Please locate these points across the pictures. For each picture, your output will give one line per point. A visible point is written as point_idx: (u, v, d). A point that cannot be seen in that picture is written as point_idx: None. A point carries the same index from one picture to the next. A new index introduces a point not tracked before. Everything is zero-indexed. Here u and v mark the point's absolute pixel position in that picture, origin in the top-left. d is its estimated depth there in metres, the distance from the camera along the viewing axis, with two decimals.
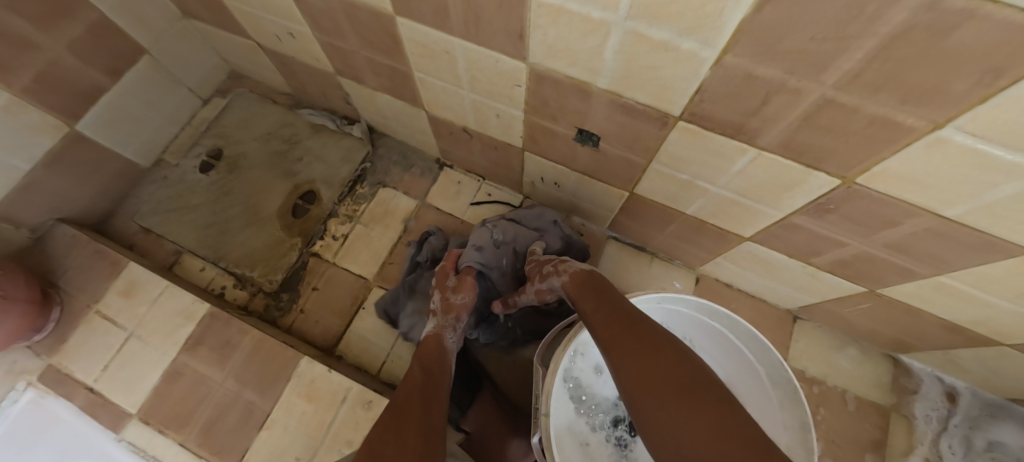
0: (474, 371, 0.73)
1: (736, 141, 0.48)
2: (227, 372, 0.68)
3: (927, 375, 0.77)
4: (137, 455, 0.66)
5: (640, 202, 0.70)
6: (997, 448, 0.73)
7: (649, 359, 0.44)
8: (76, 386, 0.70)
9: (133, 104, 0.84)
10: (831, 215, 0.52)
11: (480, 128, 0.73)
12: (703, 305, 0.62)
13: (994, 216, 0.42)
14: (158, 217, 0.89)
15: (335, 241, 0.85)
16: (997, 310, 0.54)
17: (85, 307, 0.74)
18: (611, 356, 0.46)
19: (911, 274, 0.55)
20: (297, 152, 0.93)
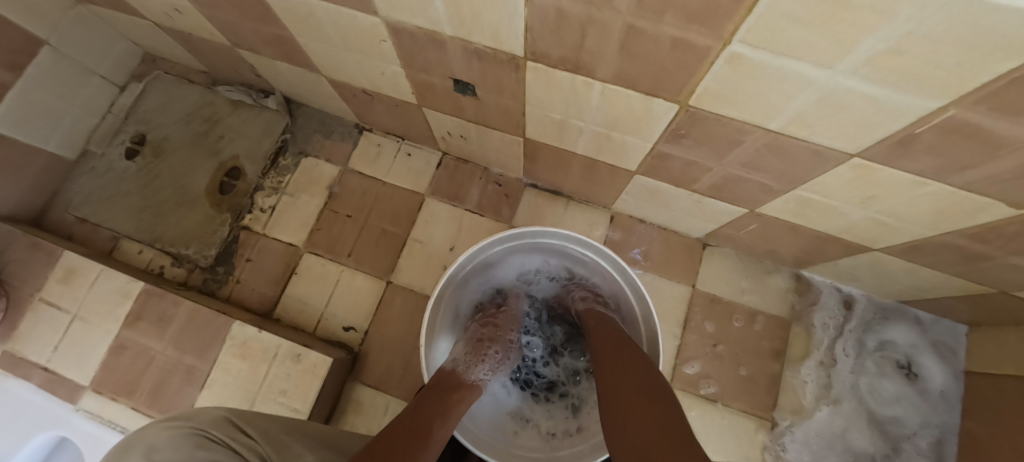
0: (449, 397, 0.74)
1: (580, 76, 0.50)
2: (166, 342, 0.74)
3: (827, 287, 0.82)
4: (95, 421, 0.73)
5: (536, 146, 0.72)
6: (887, 346, 0.80)
7: (626, 375, 0.51)
8: (33, 367, 0.76)
9: (48, 98, 0.84)
10: (686, 140, 0.55)
11: (376, 89, 0.73)
12: (573, 237, 0.69)
13: (806, 125, 0.44)
14: (92, 206, 0.91)
15: (262, 213, 0.88)
16: (851, 216, 0.58)
17: (28, 296, 0.78)
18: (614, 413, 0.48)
19: (772, 190, 0.59)
20: (218, 129, 0.94)
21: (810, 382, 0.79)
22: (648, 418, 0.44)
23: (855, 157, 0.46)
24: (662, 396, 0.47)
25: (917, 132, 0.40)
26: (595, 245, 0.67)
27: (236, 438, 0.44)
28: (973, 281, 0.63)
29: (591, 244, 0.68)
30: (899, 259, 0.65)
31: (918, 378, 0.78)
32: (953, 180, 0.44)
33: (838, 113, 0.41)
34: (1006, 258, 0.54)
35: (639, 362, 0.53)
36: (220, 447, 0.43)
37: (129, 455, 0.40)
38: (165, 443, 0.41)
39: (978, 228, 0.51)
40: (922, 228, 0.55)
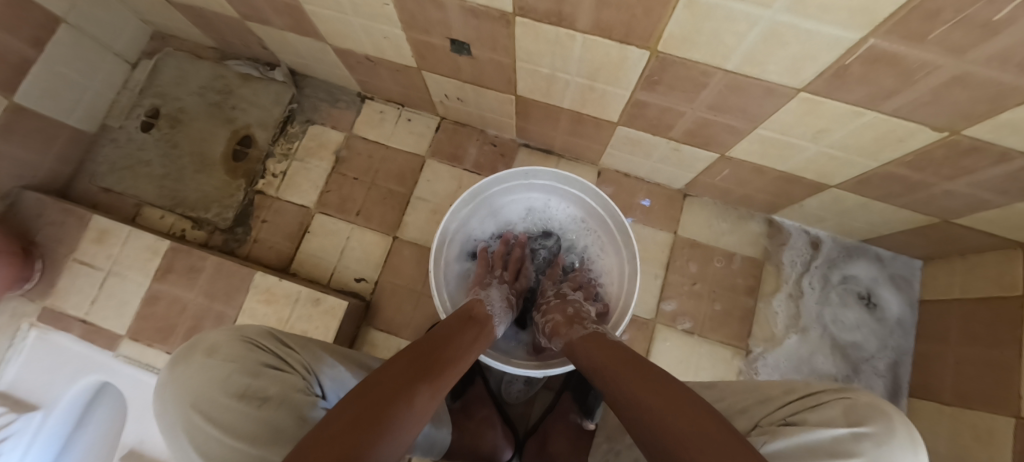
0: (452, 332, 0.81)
1: (564, 29, 0.57)
2: (195, 291, 0.81)
3: (796, 229, 0.90)
4: (135, 365, 0.80)
5: (527, 103, 0.79)
6: (850, 280, 0.89)
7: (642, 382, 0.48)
8: (73, 319, 0.83)
9: (69, 73, 0.90)
10: (659, 86, 0.62)
11: (378, 54, 0.79)
12: (562, 176, 0.76)
13: (758, 64, 0.51)
14: (115, 176, 0.97)
15: (275, 178, 0.95)
16: (807, 152, 0.66)
17: (63, 257, 0.85)
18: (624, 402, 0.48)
19: (737, 131, 0.66)
20: (229, 102, 1.00)
21: (781, 312, 0.87)
22: (682, 420, 0.42)
23: (801, 92, 0.53)
24: (687, 402, 0.45)
25: (847, 64, 0.47)
26: (581, 181, 0.75)
27: (282, 344, 0.51)
28: (918, 211, 0.71)
29: (578, 182, 0.75)
30: (853, 194, 0.72)
31: (876, 307, 0.87)
32: (883, 108, 0.52)
33: (781, 49, 0.48)
34: (940, 184, 0.62)
35: (638, 364, 0.51)
36: (268, 350, 0.49)
37: (194, 353, 0.47)
38: (223, 346, 0.47)
39: (912, 155, 0.58)
40: (867, 158, 0.62)
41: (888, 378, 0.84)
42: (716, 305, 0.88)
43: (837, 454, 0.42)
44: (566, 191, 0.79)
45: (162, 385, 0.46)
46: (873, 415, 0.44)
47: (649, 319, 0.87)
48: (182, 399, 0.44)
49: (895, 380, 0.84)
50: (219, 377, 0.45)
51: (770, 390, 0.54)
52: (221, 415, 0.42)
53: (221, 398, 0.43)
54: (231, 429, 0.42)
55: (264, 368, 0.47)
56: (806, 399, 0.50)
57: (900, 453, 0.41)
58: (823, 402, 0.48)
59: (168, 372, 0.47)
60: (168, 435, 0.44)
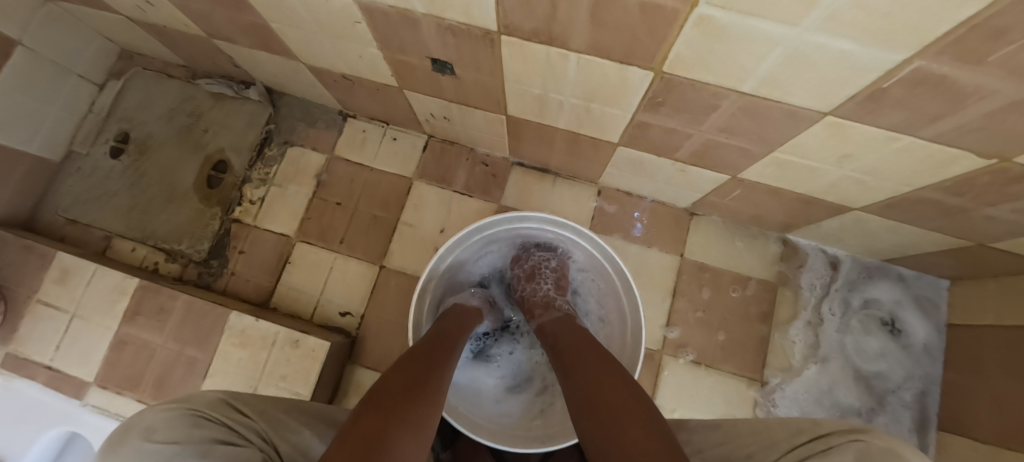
0: None
1: (555, 48, 0.50)
2: (166, 335, 0.75)
3: (813, 249, 0.84)
4: (104, 415, 0.74)
5: (518, 123, 0.73)
6: (872, 304, 0.82)
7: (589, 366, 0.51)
8: (36, 366, 0.77)
9: (24, 99, 0.83)
10: (664, 107, 0.55)
11: (355, 73, 0.73)
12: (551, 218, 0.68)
13: (780, 86, 0.45)
14: (81, 206, 0.91)
15: (253, 205, 0.89)
16: (830, 176, 0.59)
17: (26, 299, 0.79)
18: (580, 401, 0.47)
19: (752, 154, 0.59)
20: (201, 123, 0.94)
21: (799, 342, 0.81)
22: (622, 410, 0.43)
23: (829, 115, 0.47)
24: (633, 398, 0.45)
25: (885, 86, 0.40)
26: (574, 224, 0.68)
27: (228, 415, 0.45)
28: (950, 234, 0.64)
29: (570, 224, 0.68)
30: (880, 216, 0.66)
31: (901, 334, 0.81)
32: (923, 133, 0.45)
33: (807, 71, 0.41)
34: (980, 210, 0.56)
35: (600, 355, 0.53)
36: (217, 422, 0.44)
37: (130, 436, 0.41)
38: (163, 424, 0.42)
39: (951, 180, 0.52)
40: (898, 183, 0.56)
41: (915, 410, 0.78)
42: (719, 333, 0.82)
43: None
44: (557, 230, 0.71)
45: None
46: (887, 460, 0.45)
47: (656, 350, 0.81)
48: None
49: (922, 412, 0.77)
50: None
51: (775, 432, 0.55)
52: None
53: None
54: None
55: (213, 444, 0.41)
56: (817, 442, 0.51)
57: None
58: (834, 446, 0.49)
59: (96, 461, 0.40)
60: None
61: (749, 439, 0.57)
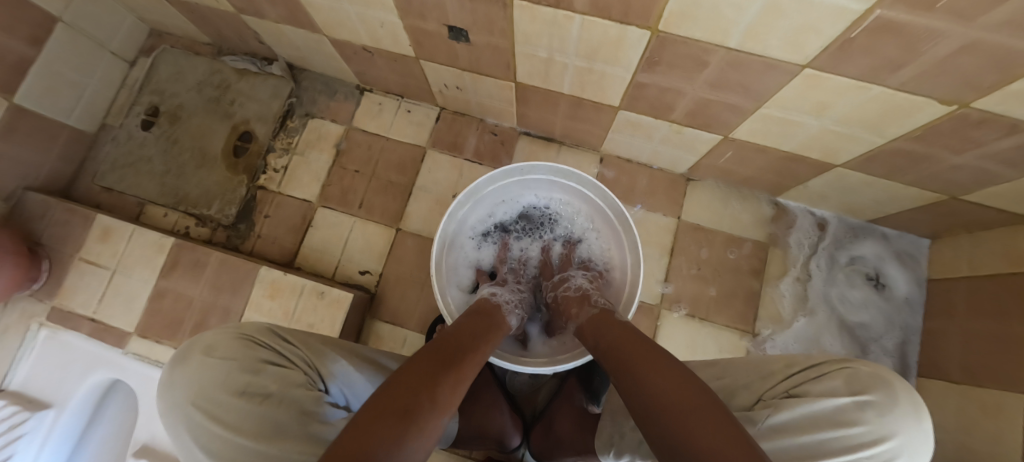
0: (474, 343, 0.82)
1: (561, 9, 0.56)
2: (201, 286, 0.81)
3: (802, 211, 0.89)
4: (144, 361, 0.81)
5: (526, 89, 0.79)
6: (857, 261, 0.88)
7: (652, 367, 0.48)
8: (82, 317, 0.83)
9: (65, 72, 0.89)
10: (660, 66, 0.61)
11: (375, 43, 0.79)
12: (557, 169, 0.74)
13: (760, 40, 0.50)
14: (116, 175, 0.98)
15: (277, 172, 0.95)
16: (811, 131, 0.64)
17: (70, 256, 0.86)
18: (637, 408, 0.46)
19: (740, 111, 0.65)
20: (227, 97, 1.00)
21: (788, 296, 0.87)
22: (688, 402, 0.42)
23: (806, 67, 0.52)
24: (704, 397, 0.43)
25: (852, 36, 0.46)
26: (579, 175, 0.73)
27: (276, 339, 0.50)
28: (924, 188, 0.70)
29: (576, 175, 0.74)
30: (859, 172, 0.71)
31: (885, 288, 0.86)
32: (890, 82, 0.51)
33: (784, 23, 0.47)
34: (947, 159, 0.61)
35: (649, 349, 0.51)
36: (263, 346, 0.49)
37: (193, 352, 0.48)
38: (220, 343, 0.48)
39: (918, 129, 0.57)
40: (873, 134, 0.61)
41: (896, 358, 0.84)
42: (710, 289, 0.87)
43: (841, 422, 0.44)
44: (564, 184, 0.77)
45: (164, 385, 0.46)
46: (875, 385, 0.46)
47: (654, 304, 0.87)
48: (181, 395, 0.44)
49: (903, 360, 0.83)
50: (211, 377, 0.45)
51: (771, 365, 0.54)
52: (222, 411, 0.42)
53: (220, 395, 0.43)
54: (233, 423, 0.42)
55: (259, 363, 0.47)
56: (806, 371, 0.51)
57: (900, 420, 0.44)
58: (825, 374, 0.49)
59: (169, 372, 0.47)
60: (171, 434, 0.44)
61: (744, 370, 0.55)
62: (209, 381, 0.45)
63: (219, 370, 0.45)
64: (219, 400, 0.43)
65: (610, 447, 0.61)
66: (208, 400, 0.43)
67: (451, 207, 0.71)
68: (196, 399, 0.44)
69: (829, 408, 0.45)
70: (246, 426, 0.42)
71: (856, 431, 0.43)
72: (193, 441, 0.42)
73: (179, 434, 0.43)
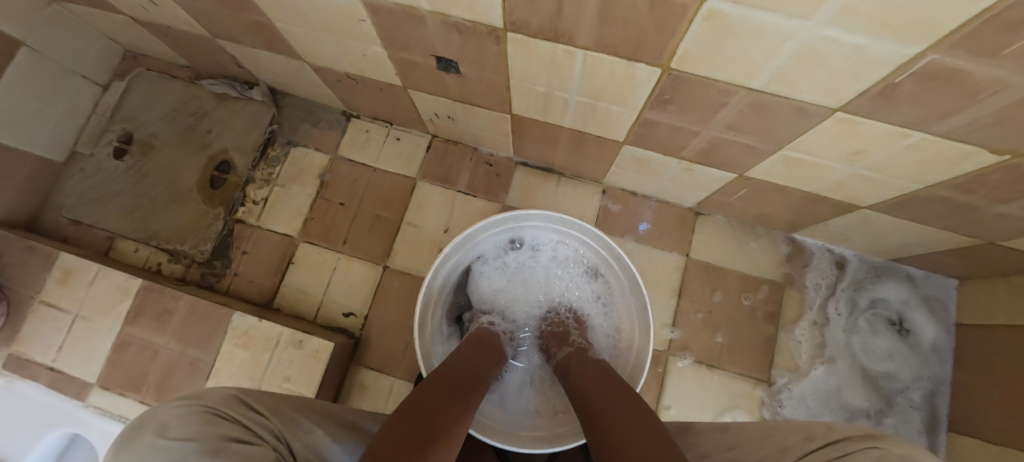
0: None
1: (561, 45, 0.50)
2: (168, 335, 0.75)
3: (819, 249, 0.83)
4: (106, 416, 0.74)
5: (522, 122, 0.72)
6: (879, 304, 0.82)
7: (603, 402, 0.48)
8: (39, 367, 0.76)
9: (26, 98, 0.83)
10: (671, 105, 0.55)
11: (359, 72, 0.73)
12: (557, 217, 0.68)
13: (789, 82, 0.44)
14: (85, 207, 0.91)
15: (256, 205, 0.88)
16: (839, 175, 0.58)
17: (29, 299, 0.79)
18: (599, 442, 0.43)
19: (759, 152, 0.59)
20: (205, 124, 0.93)
21: (805, 342, 0.80)
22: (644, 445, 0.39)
23: (838, 111, 0.46)
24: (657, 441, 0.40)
25: (897, 82, 0.40)
26: (581, 223, 0.67)
27: (249, 415, 0.43)
28: (959, 233, 0.64)
29: (577, 223, 0.68)
30: (889, 215, 0.65)
31: (909, 334, 0.80)
32: (935, 128, 0.44)
33: (820, 67, 0.41)
34: (990, 208, 0.55)
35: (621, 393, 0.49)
36: (236, 421, 0.42)
37: (143, 433, 0.38)
38: (176, 421, 0.39)
39: (962, 177, 0.51)
40: (909, 181, 0.55)
41: (924, 411, 0.77)
42: (717, 336, 0.81)
43: None
44: (565, 231, 0.71)
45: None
46: None
47: (662, 351, 0.80)
48: None
49: (931, 413, 0.77)
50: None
51: (788, 438, 0.51)
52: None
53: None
54: None
55: (232, 443, 0.39)
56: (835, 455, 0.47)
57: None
58: (852, 452, 0.46)
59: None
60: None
61: (759, 445, 0.53)
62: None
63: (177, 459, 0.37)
64: None
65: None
66: None
67: (442, 257, 0.65)
68: None
69: None
70: None
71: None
72: None
73: None
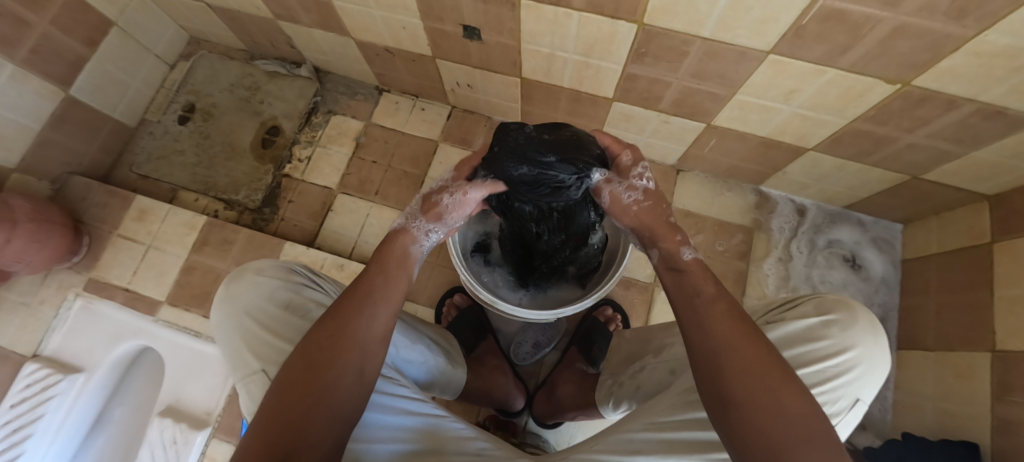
0: (484, 320, 0.87)
1: (561, 8, 0.65)
2: (230, 260, 0.89)
3: (783, 198, 0.98)
4: (172, 328, 0.87)
5: (531, 85, 0.88)
6: (835, 244, 0.95)
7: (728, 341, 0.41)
8: (115, 288, 0.90)
9: (114, 69, 0.98)
10: (647, 57, 0.70)
11: (397, 45, 0.88)
12: None
13: (730, 29, 0.59)
14: (152, 164, 1.06)
15: (300, 163, 1.03)
16: (782, 115, 0.73)
17: (108, 233, 0.93)
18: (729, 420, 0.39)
19: (720, 98, 0.74)
20: (258, 96, 1.10)
21: (772, 275, 0.94)
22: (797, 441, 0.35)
23: (770, 54, 0.61)
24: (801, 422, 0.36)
25: (805, 24, 0.55)
26: None
27: (314, 273, 0.59)
28: (887, 168, 0.78)
29: None
30: (829, 155, 0.80)
31: (860, 268, 0.93)
32: (841, 64, 0.59)
33: (748, 15, 0.56)
34: (903, 138, 0.70)
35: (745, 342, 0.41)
36: (306, 275, 0.58)
37: (244, 273, 0.56)
38: (268, 267, 0.57)
39: (873, 109, 0.66)
40: (836, 116, 0.70)
41: None
42: None
43: (809, 337, 0.49)
44: None
45: (221, 296, 0.55)
46: (839, 307, 0.51)
47: (650, 283, 0.93)
48: (236, 307, 0.53)
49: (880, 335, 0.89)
50: (257, 296, 0.54)
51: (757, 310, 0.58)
52: (271, 323, 0.52)
53: (269, 309, 0.53)
54: (278, 333, 0.52)
55: (303, 287, 0.56)
56: (783, 304, 0.55)
57: (861, 334, 0.49)
58: (799, 302, 0.54)
59: (225, 288, 0.55)
60: (226, 337, 0.54)
61: None
62: (254, 301, 0.54)
63: (262, 290, 0.54)
64: (263, 318, 0.53)
65: (610, 396, 0.67)
66: (253, 313, 0.53)
67: None
68: (248, 311, 0.53)
69: (801, 328, 0.50)
70: (293, 336, 0.52)
71: (823, 343, 0.49)
72: (244, 347, 0.52)
73: (233, 340, 0.53)
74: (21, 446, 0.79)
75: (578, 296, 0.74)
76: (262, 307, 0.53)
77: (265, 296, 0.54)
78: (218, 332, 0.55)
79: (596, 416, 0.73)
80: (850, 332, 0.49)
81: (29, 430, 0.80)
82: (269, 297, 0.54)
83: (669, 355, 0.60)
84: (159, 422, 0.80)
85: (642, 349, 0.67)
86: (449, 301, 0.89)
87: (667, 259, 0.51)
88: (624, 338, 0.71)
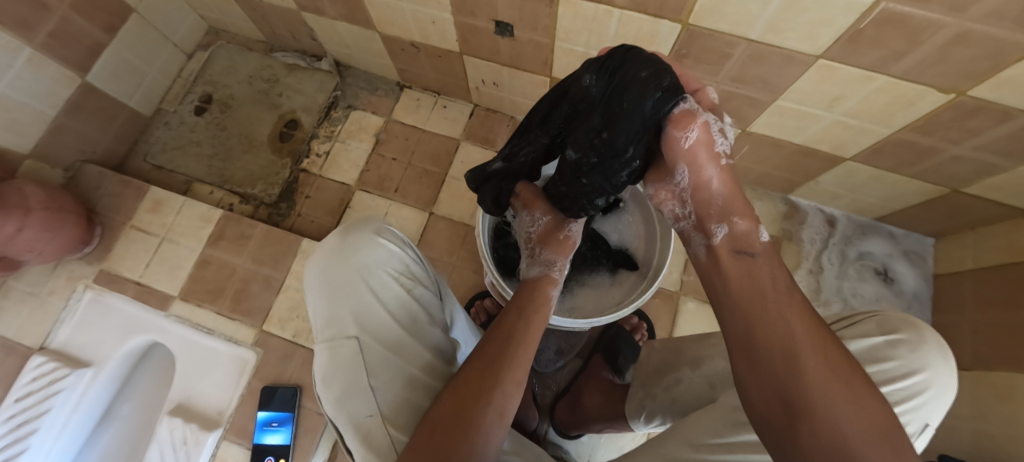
0: None
1: (603, 5, 0.63)
2: (245, 256, 0.87)
3: (812, 208, 0.96)
4: (185, 323, 0.85)
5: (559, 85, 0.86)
6: (866, 256, 0.93)
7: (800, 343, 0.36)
8: (128, 281, 0.88)
9: (131, 56, 0.96)
10: (686, 59, 0.68)
11: (424, 39, 0.86)
12: None
13: (780, 32, 0.57)
14: (168, 154, 1.04)
15: (319, 157, 1.01)
16: (822, 122, 0.71)
17: (120, 224, 0.91)
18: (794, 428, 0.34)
19: (758, 103, 0.72)
20: (277, 88, 1.07)
21: (802, 287, 0.92)
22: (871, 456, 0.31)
23: (819, 59, 0.59)
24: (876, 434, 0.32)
25: (861, 28, 0.52)
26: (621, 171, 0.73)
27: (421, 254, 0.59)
28: (927, 180, 0.76)
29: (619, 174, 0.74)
30: (867, 165, 0.77)
31: (893, 282, 0.91)
32: (893, 71, 0.57)
33: (802, 17, 0.54)
34: (947, 150, 0.68)
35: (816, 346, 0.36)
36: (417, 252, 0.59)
37: (369, 230, 0.55)
38: (389, 233, 0.56)
39: (920, 119, 0.64)
40: (880, 125, 0.68)
41: None
42: None
43: (875, 359, 0.47)
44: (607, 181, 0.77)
45: (334, 245, 0.54)
46: (905, 325, 0.49)
47: (674, 290, 0.91)
48: (348, 261, 0.52)
49: None
50: (374, 256, 0.53)
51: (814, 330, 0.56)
52: (383, 291, 0.52)
53: (384, 277, 0.52)
54: (386, 306, 0.51)
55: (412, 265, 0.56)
56: (841, 321, 0.53)
57: (931, 354, 0.46)
58: (858, 320, 0.52)
59: (342, 238, 0.55)
60: (327, 286, 0.52)
61: None
62: (367, 262, 0.53)
63: (378, 255, 0.53)
64: (372, 283, 0.52)
65: (642, 409, 0.64)
66: (367, 274, 0.52)
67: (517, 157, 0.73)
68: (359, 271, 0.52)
69: (864, 349, 0.48)
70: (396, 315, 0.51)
71: (890, 365, 0.47)
72: (345, 305, 0.51)
73: (334, 293, 0.52)
74: (26, 441, 0.76)
75: (608, 305, 0.72)
76: (374, 271, 0.52)
77: (380, 261, 0.53)
78: (318, 276, 0.53)
79: (623, 428, 0.70)
80: (921, 353, 0.46)
81: (35, 424, 0.77)
82: (383, 263, 0.53)
83: (709, 369, 0.58)
84: (170, 421, 0.78)
85: (674, 360, 0.65)
86: (476, 304, 0.88)
87: (736, 238, 0.44)
88: (653, 348, 0.69)
